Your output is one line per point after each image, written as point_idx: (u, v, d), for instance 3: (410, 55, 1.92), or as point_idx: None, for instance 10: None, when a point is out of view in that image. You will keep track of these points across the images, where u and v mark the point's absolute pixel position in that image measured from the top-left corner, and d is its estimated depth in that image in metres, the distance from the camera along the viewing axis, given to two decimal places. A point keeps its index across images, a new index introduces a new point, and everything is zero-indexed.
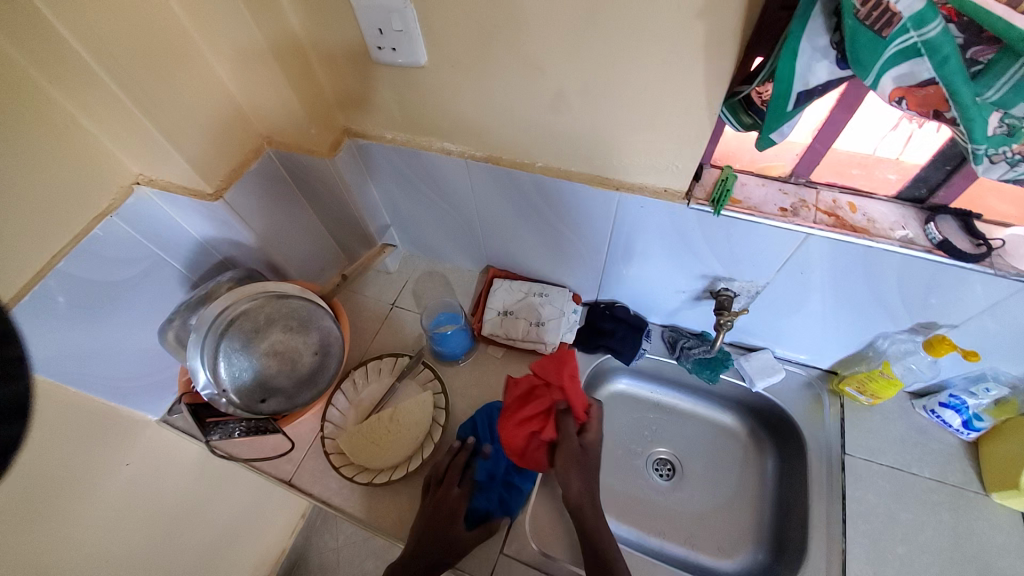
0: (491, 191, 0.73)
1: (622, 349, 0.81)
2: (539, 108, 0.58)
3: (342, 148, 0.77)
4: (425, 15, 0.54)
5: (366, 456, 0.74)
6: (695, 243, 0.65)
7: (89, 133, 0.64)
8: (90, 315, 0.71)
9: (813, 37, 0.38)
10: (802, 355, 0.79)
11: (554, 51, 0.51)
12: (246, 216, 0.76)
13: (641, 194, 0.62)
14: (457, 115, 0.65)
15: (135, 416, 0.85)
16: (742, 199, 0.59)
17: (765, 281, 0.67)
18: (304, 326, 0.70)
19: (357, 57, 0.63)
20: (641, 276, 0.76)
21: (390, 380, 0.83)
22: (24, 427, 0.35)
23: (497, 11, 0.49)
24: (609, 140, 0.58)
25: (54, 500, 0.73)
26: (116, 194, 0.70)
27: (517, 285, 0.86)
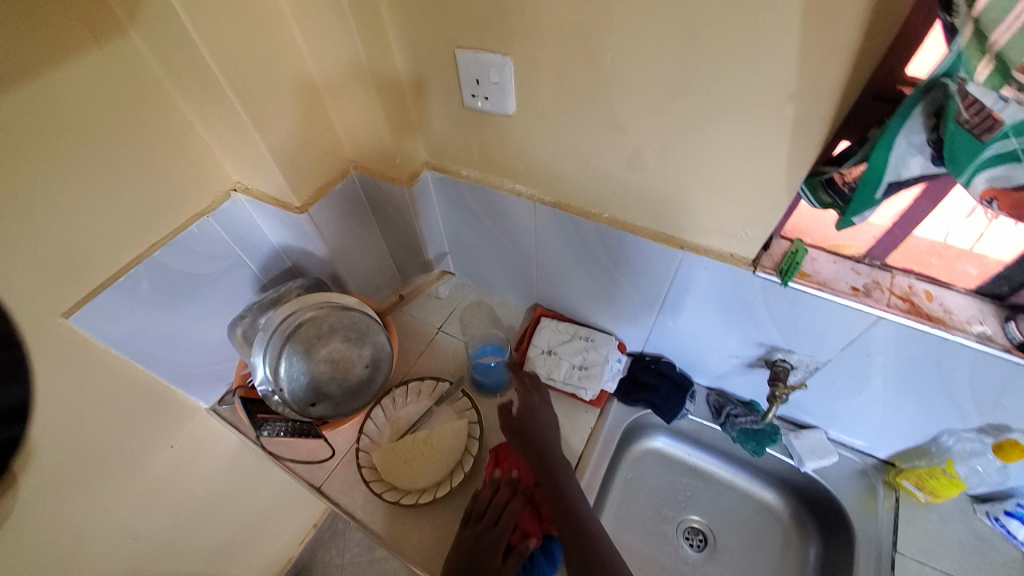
0: (555, 234, 0.75)
1: (665, 408, 0.80)
2: (616, 163, 0.60)
3: (419, 179, 0.82)
4: (521, 70, 0.58)
5: (397, 475, 0.76)
6: (756, 310, 0.65)
7: (201, 140, 0.74)
8: (170, 302, 0.77)
9: (909, 134, 0.39)
10: (858, 440, 0.76)
11: (640, 113, 0.54)
12: (323, 230, 0.81)
13: (706, 255, 0.62)
14: (533, 160, 0.68)
15: (189, 402, 0.89)
16: (812, 272, 0.58)
17: (826, 358, 0.65)
18: (360, 338, 0.73)
19: (449, 100, 0.69)
20: (695, 335, 0.75)
21: (428, 403, 0.84)
22: None
23: (591, 74, 0.53)
24: (680, 201, 0.59)
25: (104, 469, 0.77)
26: (214, 198, 0.79)
27: (565, 326, 0.87)
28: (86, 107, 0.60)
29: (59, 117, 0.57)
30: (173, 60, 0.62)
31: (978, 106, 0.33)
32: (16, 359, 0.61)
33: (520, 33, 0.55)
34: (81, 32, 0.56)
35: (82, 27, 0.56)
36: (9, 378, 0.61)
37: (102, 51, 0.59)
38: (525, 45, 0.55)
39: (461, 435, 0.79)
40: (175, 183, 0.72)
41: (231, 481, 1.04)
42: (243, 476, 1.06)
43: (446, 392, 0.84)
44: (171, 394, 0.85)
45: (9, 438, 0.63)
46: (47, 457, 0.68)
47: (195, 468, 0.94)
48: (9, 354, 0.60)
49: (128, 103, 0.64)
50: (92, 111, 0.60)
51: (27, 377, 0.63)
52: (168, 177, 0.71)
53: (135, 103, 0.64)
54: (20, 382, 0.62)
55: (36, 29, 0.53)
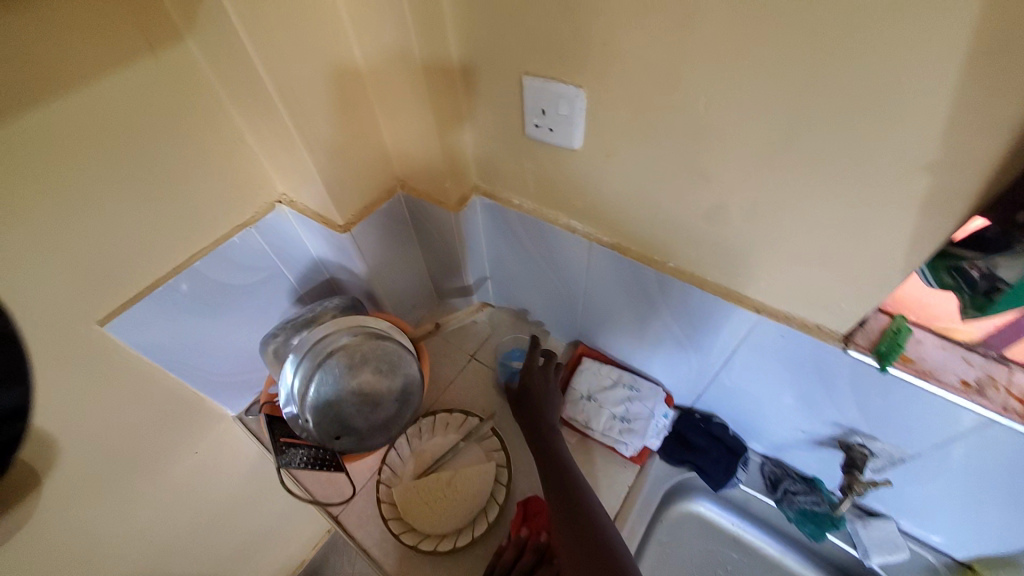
0: (610, 276, 0.70)
1: (713, 474, 0.74)
2: (692, 213, 0.54)
3: (468, 204, 0.77)
4: (594, 105, 0.53)
5: (418, 516, 0.72)
6: (836, 388, 0.57)
7: (250, 151, 0.72)
8: (205, 311, 0.76)
9: None
10: (934, 537, 0.68)
11: (729, 165, 0.47)
12: (364, 249, 0.78)
13: (785, 323, 0.55)
14: (594, 198, 0.62)
15: (216, 410, 0.88)
16: (914, 358, 0.51)
17: (914, 451, 0.58)
18: (392, 371, 0.69)
19: (509, 128, 0.64)
20: (757, 401, 0.68)
21: (455, 438, 0.80)
22: None
23: (677, 117, 0.47)
24: (762, 262, 0.53)
25: (127, 474, 0.76)
26: (259, 209, 0.77)
27: (607, 370, 0.81)
28: (136, 114, 0.58)
29: (109, 123, 0.56)
30: (227, 70, 0.60)
31: None
32: (14, 359, 0.57)
33: (599, 65, 0.49)
34: (136, 38, 0.54)
35: (138, 33, 0.54)
36: (5, 380, 0.56)
37: (157, 58, 0.57)
38: (604, 79, 0.50)
39: (488, 479, 0.75)
40: (220, 193, 0.70)
41: (251, 488, 1.02)
42: (263, 483, 1.05)
43: (474, 429, 0.80)
44: (199, 400, 0.84)
45: (9, 436, 0.59)
46: (70, 461, 0.67)
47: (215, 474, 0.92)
48: (7, 353, 0.56)
49: (181, 111, 0.62)
50: (143, 120, 0.59)
51: (25, 379, 0.59)
52: (213, 186, 0.69)
53: (187, 112, 0.62)
54: (19, 384, 0.58)
55: (91, 35, 0.51)
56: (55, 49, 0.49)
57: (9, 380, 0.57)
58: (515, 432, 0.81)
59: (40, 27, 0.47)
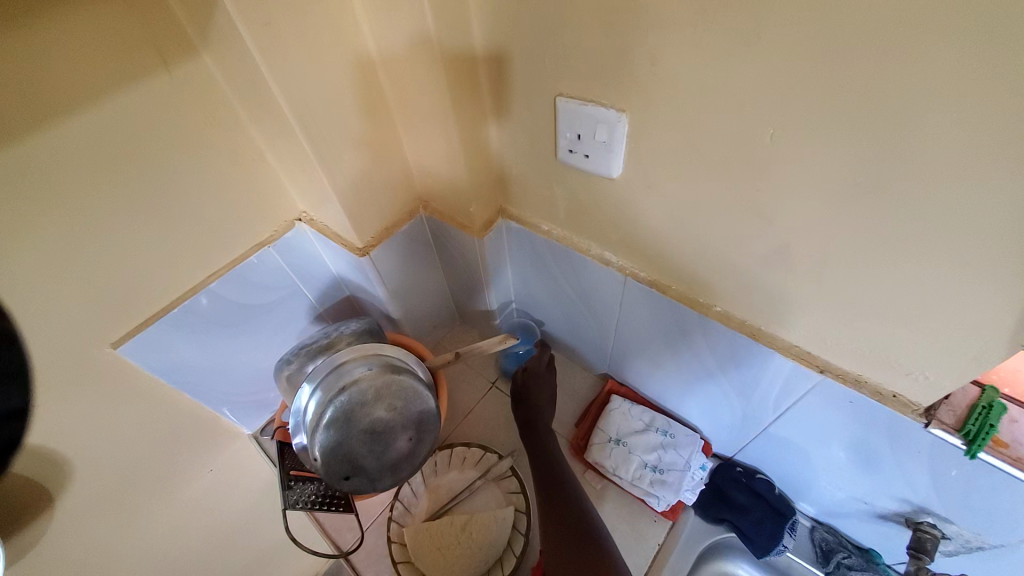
0: (645, 314, 0.64)
1: (754, 537, 0.67)
2: (747, 256, 0.47)
3: (493, 228, 0.73)
4: (637, 131, 0.47)
5: (427, 562, 0.67)
6: (910, 463, 0.49)
7: (270, 169, 0.69)
8: (222, 332, 0.74)
9: None
10: None
11: (797, 207, 0.40)
12: (383, 272, 0.74)
13: (854, 386, 0.47)
14: (632, 231, 0.56)
15: (232, 427, 0.87)
16: (1009, 442, 0.43)
17: (1000, 542, 0.49)
18: (407, 408, 0.65)
19: (540, 151, 0.59)
20: (809, 462, 0.60)
21: (472, 475, 0.75)
22: None
23: (735, 151, 0.41)
24: (829, 317, 0.45)
25: (142, 494, 0.75)
26: (279, 227, 0.74)
27: (638, 412, 0.74)
28: (151, 133, 0.56)
29: (122, 143, 0.54)
30: (244, 87, 0.57)
31: None
32: (15, 361, 0.54)
33: (644, 87, 0.43)
34: (150, 55, 0.52)
35: (151, 49, 0.52)
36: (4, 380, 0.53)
37: (172, 76, 0.54)
38: (649, 103, 0.43)
39: (504, 525, 0.70)
40: (238, 212, 0.68)
41: None
42: None
43: (492, 468, 0.75)
44: (215, 419, 0.82)
45: (7, 439, 0.56)
46: (81, 482, 0.66)
47: None
48: (5, 354, 0.53)
49: (198, 130, 0.59)
50: (159, 141, 0.57)
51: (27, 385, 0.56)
52: (231, 205, 0.67)
53: (204, 131, 0.60)
54: (20, 386, 0.55)
55: (103, 52, 0.49)
56: (67, 72, 0.47)
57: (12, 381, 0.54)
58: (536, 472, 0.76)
59: (49, 46, 0.45)
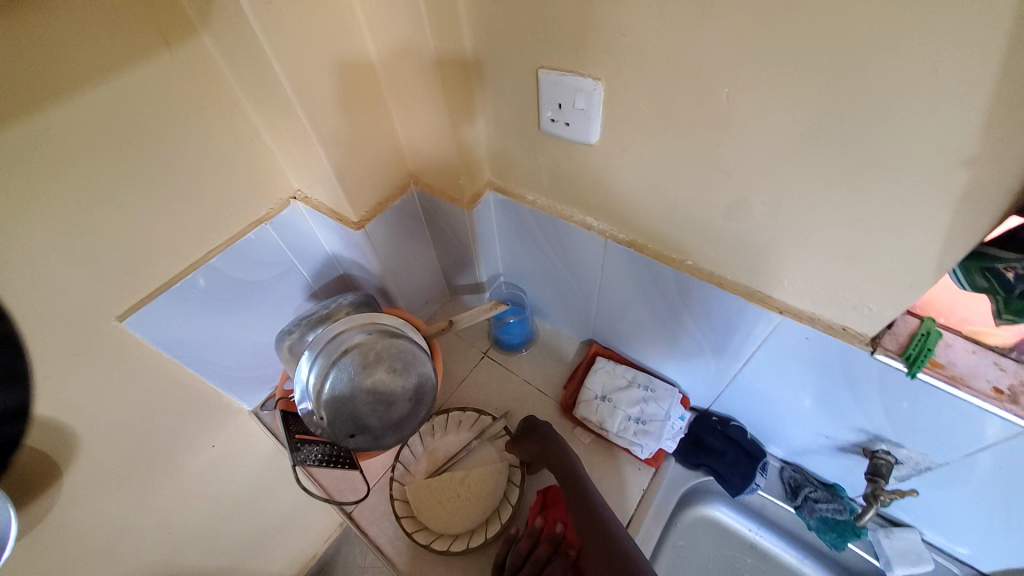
0: (625, 274, 0.68)
1: (731, 480, 0.72)
2: (713, 212, 0.52)
3: (481, 201, 0.77)
4: (612, 98, 0.51)
5: (430, 515, 0.72)
6: (863, 393, 0.55)
7: (266, 148, 0.72)
8: (222, 306, 0.76)
9: None
10: (961, 548, 0.65)
11: (752, 159, 0.45)
12: (377, 245, 0.77)
13: (810, 324, 0.53)
14: (610, 194, 0.61)
15: (233, 404, 0.89)
16: (944, 363, 0.49)
17: (944, 461, 0.55)
18: (406, 369, 0.68)
19: (523, 123, 0.63)
20: (777, 405, 0.66)
21: (468, 437, 0.80)
22: None
23: (697, 112, 0.46)
24: (782, 260, 0.51)
25: (146, 470, 0.77)
26: (275, 205, 0.77)
27: (622, 370, 0.79)
28: (153, 111, 0.58)
29: (126, 121, 0.56)
30: (242, 66, 0.60)
31: None
32: (14, 360, 0.56)
33: (617, 58, 0.47)
34: (151, 34, 0.54)
35: (153, 30, 0.54)
36: (6, 382, 0.56)
37: (173, 55, 0.57)
38: (621, 71, 0.48)
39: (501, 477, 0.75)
40: (236, 189, 0.71)
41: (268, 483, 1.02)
42: (279, 478, 1.04)
43: (487, 429, 0.79)
44: (216, 396, 0.85)
45: (8, 437, 0.58)
46: (91, 456, 0.68)
47: (234, 468, 0.93)
48: (6, 355, 0.55)
49: (196, 108, 0.62)
50: (161, 118, 0.59)
51: (27, 379, 0.58)
52: (229, 181, 0.70)
53: (203, 109, 0.63)
54: (20, 385, 0.57)
55: (109, 31, 0.51)
56: (75, 49, 0.50)
57: (9, 382, 0.56)
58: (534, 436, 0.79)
59: (58, 24, 0.47)
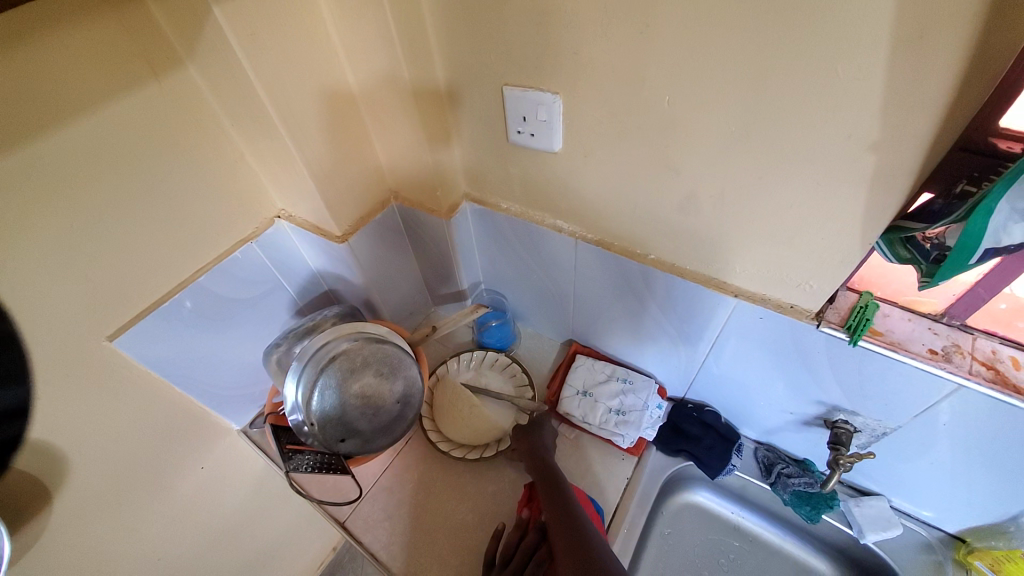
0: (596, 273, 0.73)
1: (709, 462, 0.75)
2: (666, 207, 0.58)
3: (458, 211, 0.81)
4: (571, 110, 0.57)
5: (441, 403, 0.85)
6: (817, 366, 0.59)
7: (250, 169, 0.76)
8: (211, 325, 0.78)
9: (1015, 199, 0.35)
10: (926, 512, 0.69)
11: (696, 156, 0.51)
12: (361, 259, 0.81)
13: (763, 304, 0.58)
14: (576, 197, 0.66)
15: (222, 424, 0.90)
16: (884, 331, 0.53)
17: (896, 424, 0.59)
18: (392, 373, 0.72)
19: (494, 136, 0.68)
20: (744, 385, 0.70)
21: (507, 389, 0.87)
22: None
23: (643, 117, 0.51)
24: (730, 247, 0.56)
25: (137, 494, 0.77)
26: (260, 224, 0.80)
27: (601, 365, 0.83)
28: (142, 138, 0.62)
29: (116, 148, 0.60)
30: (228, 95, 0.64)
31: None
32: (15, 360, 0.57)
33: (571, 73, 0.53)
34: (140, 66, 0.59)
35: (142, 62, 0.59)
36: (5, 380, 0.56)
37: (160, 84, 0.61)
38: (575, 85, 0.54)
39: (496, 432, 0.82)
40: (221, 209, 0.74)
41: (260, 505, 1.02)
42: (270, 499, 1.04)
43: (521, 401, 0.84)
44: (204, 416, 0.85)
45: (7, 439, 0.58)
46: (82, 480, 0.69)
47: (225, 490, 0.93)
48: (5, 355, 0.56)
49: (182, 133, 0.66)
50: (149, 144, 0.63)
51: (29, 379, 0.59)
52: (215, 203, 0.73)
53: (189, 135, 0.66)
54: (20, 383, 0.58)
55: (100, 65, 0.55)
56: (68, 82, 0.53)
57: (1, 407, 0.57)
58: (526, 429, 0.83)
59: (53, 60, 0.51)
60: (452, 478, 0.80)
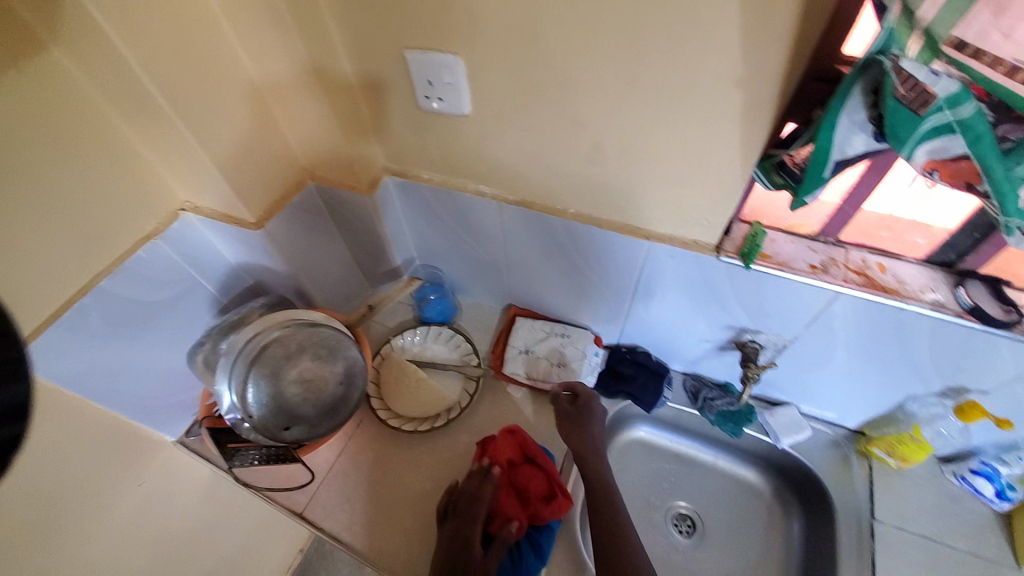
0: (522, 233, 0.75)
1: (643, 396, 0.80)
2: (575, 160, 0.60)
3: (380, 186, 0.80)
4: (473, 70, 0.57)
5: (388, 380, 0.85)
6: (723, 295, 0.66)
7: (142, 157, 0.68)
8: (124, 332, 0.72)
9: (852, 112, 0.40)
10: (829, 413, 0.79)
11: (594, 108, 0.53)
12: (281, 245, 0.78)
13: (670, 243, 0.63)
14: (493, 160, 0.67)
15: (153, 436, 0.85)
16: (772, 254, 0.60)
17: (792, 335, 0.67)
18: (331, 355, 0.71)
19: (403, 104, 0.67)
20: (665, 322, 0.76)
21: (453, 358, 0.89)
22: (26, 426, 0.34)
23: (542, 71, 0.53)
24: (636, 194, 0.60)
25: (68, 525, 0.71)
26: (162, 218, 0.73)
27: (540, 324, 0.87)
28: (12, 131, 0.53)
29: None
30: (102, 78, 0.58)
31: (913, 81, 0.35)
32: None
33: (469, 33, 0.53)
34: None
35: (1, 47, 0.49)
36: None
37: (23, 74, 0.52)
38: (473, 44, 0.54)
39: (444, 401, 0.83)
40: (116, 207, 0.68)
41: (210, 517, 0.98)
42: (222, 510, 1.00)
43: (466, 367, 0.86)
44: (130, 429, 0.79)
45: None
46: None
47: (169, 507, 0.88)
48: None
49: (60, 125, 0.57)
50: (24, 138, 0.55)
51: None
52: None
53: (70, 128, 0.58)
54: None
55: None
56: None
57: None
58: (477, 396, 0.86)
59: None
60: (405, 452, 0.81)
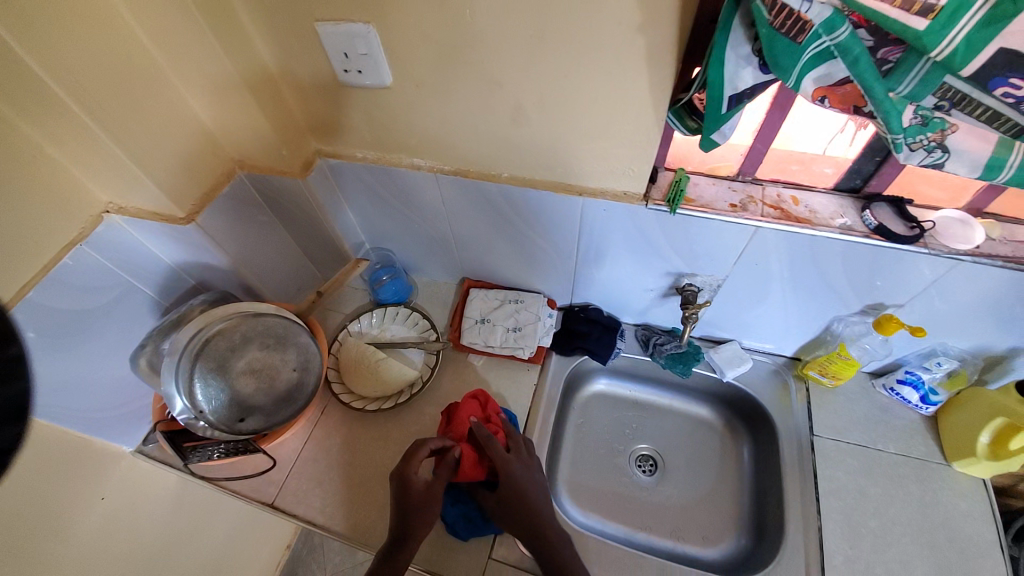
0: (462, 203, 0.75)
1: (599, 350, 0.84)
2: (501, 122, 0.61)
3: (314, 168, 0.79)
4: (388, 38, 0.57)
5: (347, 365, 0.85)
6: (656, 243, 0.69)
7: (57, 162, 0.59)
8: (60, 348, 0.67)
9: (736, 46, 0.43)
10: (768, 344, 0.84)
11: (511, 66, 0.54)
12: (218, 238, 0.75)
13: (602, 197, 0.65)
14: (423, 131, 0.67)
15: (112, 449, 0.82)
16: (696, 198, 0.63)
17: (724, 275, 0.71)
18: (280, 343, 0.71)
19: (324, 80, 0.66)
20: (609, 276, 0.79)
21: (412, 335, 0.90)
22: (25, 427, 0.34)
23: (456, 33, 0.53)
24: (564, 151, 0.62)
25: (29, 548, 0.69)
26: (86, 223, 0.65)
27: (492, 294, 0.89)
28: None
29: None
30: None
31: (786, 10, 0.38)
32: None
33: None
34: None
35: None
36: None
37: None
38: (384, 11, 0.54)
39: (407, 378, 0.84)
40: None
41: (184, 523, 0.96)
42: (196, 515, 0.99)
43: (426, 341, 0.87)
44: (86, 444, 0.77)
45: None
46: None
47: (137, 519, 0.87)
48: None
49: None
50: None
51: None
52: None
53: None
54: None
55: None
56: None
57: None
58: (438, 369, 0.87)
59: None
60: (372, 431, 0.82)
